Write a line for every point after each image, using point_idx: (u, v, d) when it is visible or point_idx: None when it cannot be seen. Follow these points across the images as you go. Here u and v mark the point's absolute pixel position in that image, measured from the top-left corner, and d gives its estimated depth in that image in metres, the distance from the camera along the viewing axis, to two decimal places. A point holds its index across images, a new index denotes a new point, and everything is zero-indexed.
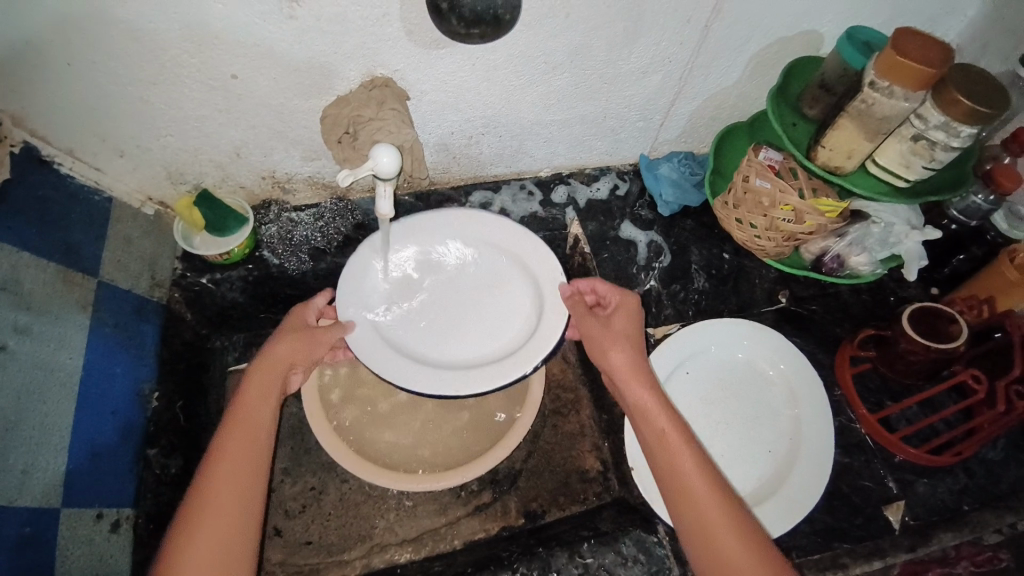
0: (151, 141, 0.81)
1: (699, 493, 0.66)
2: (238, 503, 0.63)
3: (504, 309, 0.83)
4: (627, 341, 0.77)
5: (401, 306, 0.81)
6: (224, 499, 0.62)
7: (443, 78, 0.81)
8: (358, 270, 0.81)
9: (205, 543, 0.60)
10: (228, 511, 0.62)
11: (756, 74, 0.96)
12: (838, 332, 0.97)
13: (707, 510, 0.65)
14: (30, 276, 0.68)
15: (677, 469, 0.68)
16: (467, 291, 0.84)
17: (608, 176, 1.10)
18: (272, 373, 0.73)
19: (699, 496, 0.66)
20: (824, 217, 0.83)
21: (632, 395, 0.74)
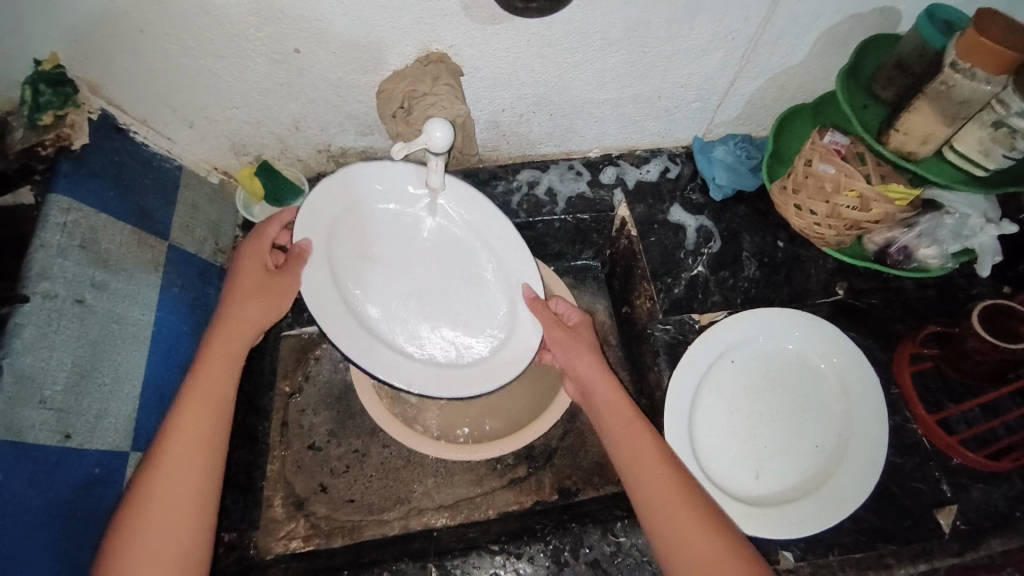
0: (217, 113, 0.85)
1: (653, 465, 0.69)
2: (198, 465, 0.63)
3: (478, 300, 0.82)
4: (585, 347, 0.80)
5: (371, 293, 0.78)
6: (183, 462, 0.62)
7: (497, 55, 0.81)
8: (312, 279, 0.73)
9: (181, 463, 0.62)
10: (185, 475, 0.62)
11: (825, 52, 0.91)
12: (898, 329, 0.93)
13: (665, 488, 0.68)
14: (108, 236, 0.73)
15: (635, 452, 0.71)
16: (428, 269, 0.80)
17: (659, 158, 1.08)
18: (235, 337, 0.71)
19: (653, 469, 0.69)
20: (893, 204, 0.78)
21: (602, 397, 0.76)
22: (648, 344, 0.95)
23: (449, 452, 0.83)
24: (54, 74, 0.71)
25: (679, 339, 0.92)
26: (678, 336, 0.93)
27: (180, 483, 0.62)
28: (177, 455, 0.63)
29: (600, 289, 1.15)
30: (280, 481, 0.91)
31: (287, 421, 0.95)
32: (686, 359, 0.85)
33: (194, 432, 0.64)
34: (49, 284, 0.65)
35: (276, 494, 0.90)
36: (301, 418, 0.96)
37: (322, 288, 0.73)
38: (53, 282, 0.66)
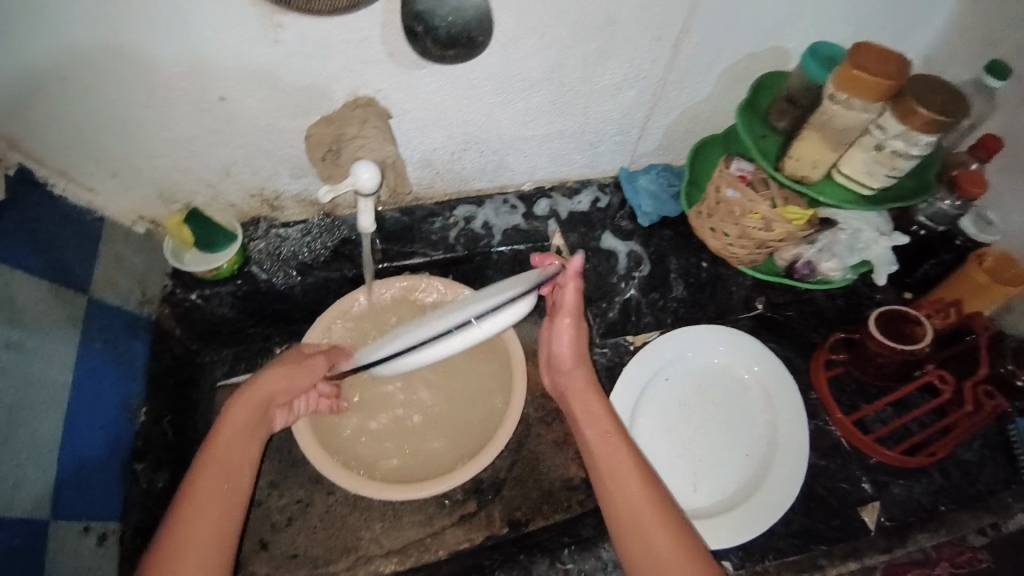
0: (142, 161, 0.83)
1: (629, 475, 0.74)
2: (212, 523, 0.68)
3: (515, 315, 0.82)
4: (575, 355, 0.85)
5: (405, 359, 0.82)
6: (200, 522, 0.68)
7: (425, 98, 0.85)
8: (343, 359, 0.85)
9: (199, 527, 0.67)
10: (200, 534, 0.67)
11: (729, 88, 0.99)
12: (814, 338, 1.00)
13: (645, 499, 0.72)
14: (23, 293, 0.70)
15: (617, 463, 0.76)
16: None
17: (590, 188, 1.13)
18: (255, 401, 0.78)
19: (631, 477, 0.74)
20: (792, 224, 0.86)
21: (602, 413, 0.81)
22: None
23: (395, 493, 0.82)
24: None
25: (617, 361, 0.96)
26: (615, 358, 0.97)
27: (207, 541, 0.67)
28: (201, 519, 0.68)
29: None
30: None
31: None
32: (621, 381, 0.89)
33: (212, 490, 0.70)
34: None
35: None
36: None
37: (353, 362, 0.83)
38: None
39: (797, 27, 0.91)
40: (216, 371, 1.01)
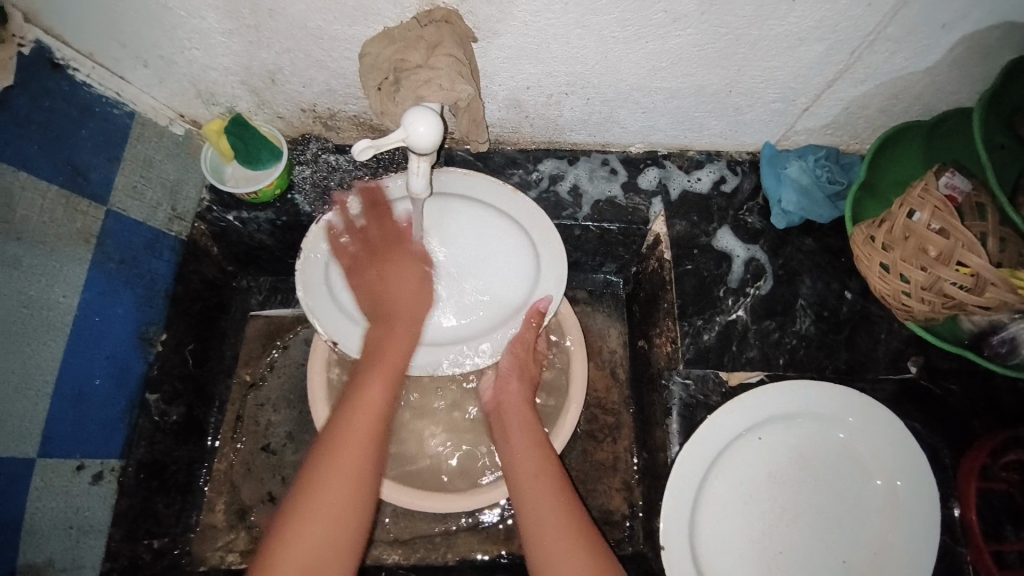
0: (175, 53, 0.69)
1: (527, 482, 0.65)
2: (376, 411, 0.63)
3: (493, 247, 0.72)
4: (521, 410, 0.71)
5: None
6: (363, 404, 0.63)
7: (524, 18, 0.62)
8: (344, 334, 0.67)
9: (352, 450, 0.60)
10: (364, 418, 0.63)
11: (967, 60, 0.68)
12: (974, 426, 0.75)
13: (537, 493, 0.64)
14: (26, 200, 0.61)
15: (512, 463, 0.67)
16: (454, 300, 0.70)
17: (715, 164, 0.88)
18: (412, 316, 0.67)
19: (522, 482, 0.65)
20: (1016, 296, 0.59)
21: (512, 419, 0.70)
22: (660, 396, 0.79)
23: (404, 494, 0.73)
24: None
25: (699, 400, 0.76)
26: (697, 396, 0.76)
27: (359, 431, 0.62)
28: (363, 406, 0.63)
29: (618, 311, 0.98)
30: (226, 484, 0.84)
31: (242, 416, 0.87)
32: (704, 432, 0.69)
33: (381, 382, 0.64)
34: None
35: (219, 498, 0.83)
36: (257, 413, 0.87)
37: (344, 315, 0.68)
38: None
39: None
40: (250, 300, 0.93)
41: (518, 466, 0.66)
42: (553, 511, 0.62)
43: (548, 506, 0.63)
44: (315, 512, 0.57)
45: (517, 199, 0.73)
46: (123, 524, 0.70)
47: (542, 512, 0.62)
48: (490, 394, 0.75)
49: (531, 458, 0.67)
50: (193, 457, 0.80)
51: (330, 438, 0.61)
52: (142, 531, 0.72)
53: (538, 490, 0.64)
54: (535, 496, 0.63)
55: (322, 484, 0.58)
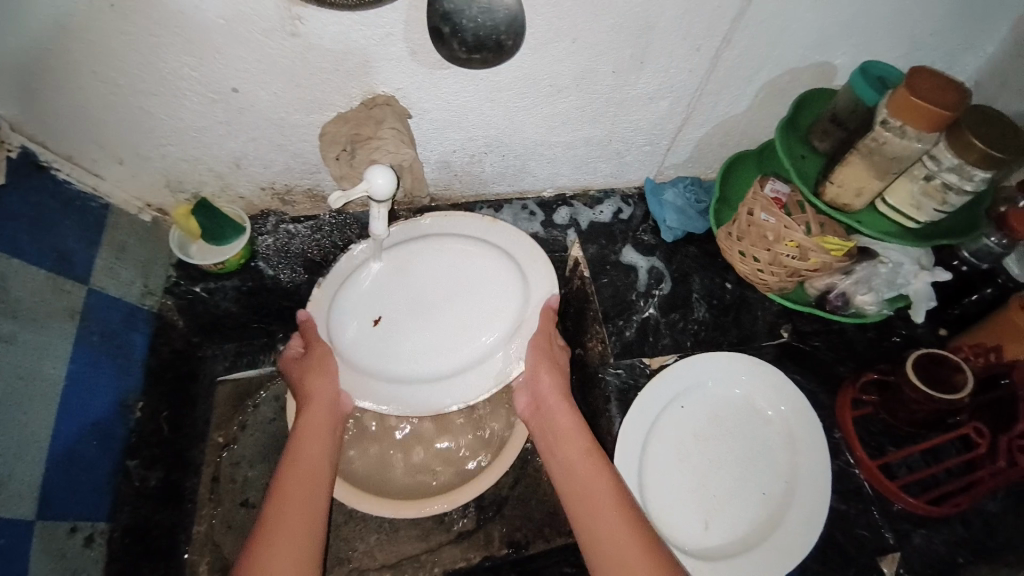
0: (150, 149, 0.80)
1: (579, 487, 0.71)
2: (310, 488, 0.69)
3: (482, 271, 0.82)
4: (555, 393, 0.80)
5: (393, 353, 0.78)
6: (299, 480, 0.70)
7: (447, 98, 0.80)
8: (358, 388, 0.77)
9: (294, 514, 0.66)
10: (302, 492, 0.69)
11: (769, 103, 0.95)
12: (841, 371, 0.95)
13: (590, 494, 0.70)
14: (19, 282, 0.67)
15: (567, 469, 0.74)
16: (467, 325, 0.80)
17: (612, 199, 1.09)
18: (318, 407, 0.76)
19: (581, 488, 0.71)
20: (830, 254, 0.81)
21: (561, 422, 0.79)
22: (600, 388, 0.93)
23: (369, 505, 0.80)
24: None
25: (630, 383, 0.91)
26: (628, 381, 0.91)
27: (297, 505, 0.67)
28: (299, 476, 0.70)
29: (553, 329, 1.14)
30: (207, 545, 0.88)
31: (219, 476, 0.94)
32: (635, 407, 0.83)
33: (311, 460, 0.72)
34: None
35: (203, 559, 0.87)
36: (234, 471, 0.96)
37: (354, 372, 0.77)
38: None
39: (844, 46, 0.86)
40: (218, 366, 1.00)
41: (572, 464, 0.74)
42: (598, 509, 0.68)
43: (599, 505, 0.68)
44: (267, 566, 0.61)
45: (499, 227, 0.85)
46: None
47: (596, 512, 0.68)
48: (525, 403, 0.85)
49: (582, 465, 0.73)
50: (174, 522, 0.85)
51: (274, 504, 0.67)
52: None
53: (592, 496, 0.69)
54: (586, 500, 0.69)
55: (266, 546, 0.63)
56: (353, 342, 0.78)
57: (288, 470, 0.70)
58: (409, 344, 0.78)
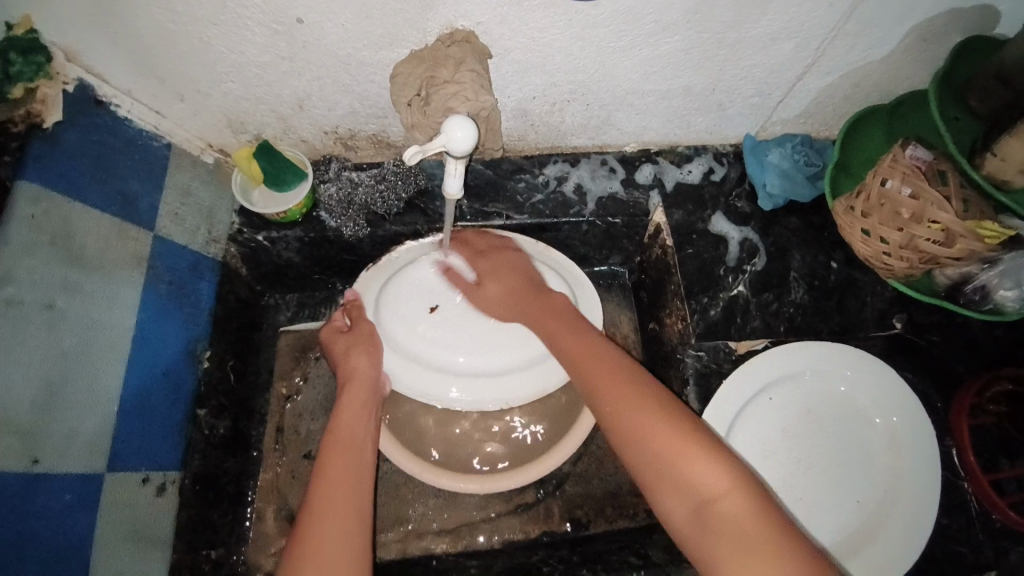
0: (211, 86, 0.74)
1: (649, 416, 0.61)
2: (353, 473, 0.66)
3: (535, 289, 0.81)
4: (508, 305, 0.76)
5: (445, 344, 0.77)
6: (340, 464, 0.66)
7: (533, 36, 0.70)
8: (403, 375, 0.76)
9: (341, 501, 0.63)
10: (343, 474, 0.65)
11: (917, 49, 0.78)
12: (960, 371, 0.83)
13: (660, 427, 0.60)
14: (84, 228, 0.65)
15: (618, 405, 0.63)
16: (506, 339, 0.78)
17: (704, 156, 0.96)
18: (361, 387, 0.73)
19: (649, 419, 0.60)
20: (982, 244, 0.70)
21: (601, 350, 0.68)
22: (678, 369, 0.87)
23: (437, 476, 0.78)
24: (27, 39, 0.63)
25: (712, 369, 0.82)
26: (710, 364, 0.83)
27: (343, 492, 0.63)
28: (341, 458, 0.66)
29: (625, 298, 1.07)
30: (273, 493, 0.89)
31: (283, 426, 0.92)
32: (721, 395, 0.76)
33: (352, 439, 0.69)
34: (14, 289, 0.58)
35: (269, 507, 0.88)
36: (298, 424, 0.93)
37: (404, 357, 0.76)
38: (19, 287, 0.58)
39: None
40: (279, 316, 0.99)
41: (617, 398, 0.63)
42: (666, 437, 0.59)
43: (664, 436, 0.59)
44: (320, 552, 0.58)
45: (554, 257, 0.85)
46: (186, 535, 0.74)
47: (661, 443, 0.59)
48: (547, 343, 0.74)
49: (636, 396, 0.62)
50: (240, 468, 0.86)
51: (320, 485, 0.64)
52: (202, 542, 0.76)
53: (655, 424, 0.60)
54: (656, 435, 0.59)
55: (316, 535, 0.60)
56: (406, 326, 0.78)
57: (331, 452, 0.67)
58: (446, 339, 0.77)
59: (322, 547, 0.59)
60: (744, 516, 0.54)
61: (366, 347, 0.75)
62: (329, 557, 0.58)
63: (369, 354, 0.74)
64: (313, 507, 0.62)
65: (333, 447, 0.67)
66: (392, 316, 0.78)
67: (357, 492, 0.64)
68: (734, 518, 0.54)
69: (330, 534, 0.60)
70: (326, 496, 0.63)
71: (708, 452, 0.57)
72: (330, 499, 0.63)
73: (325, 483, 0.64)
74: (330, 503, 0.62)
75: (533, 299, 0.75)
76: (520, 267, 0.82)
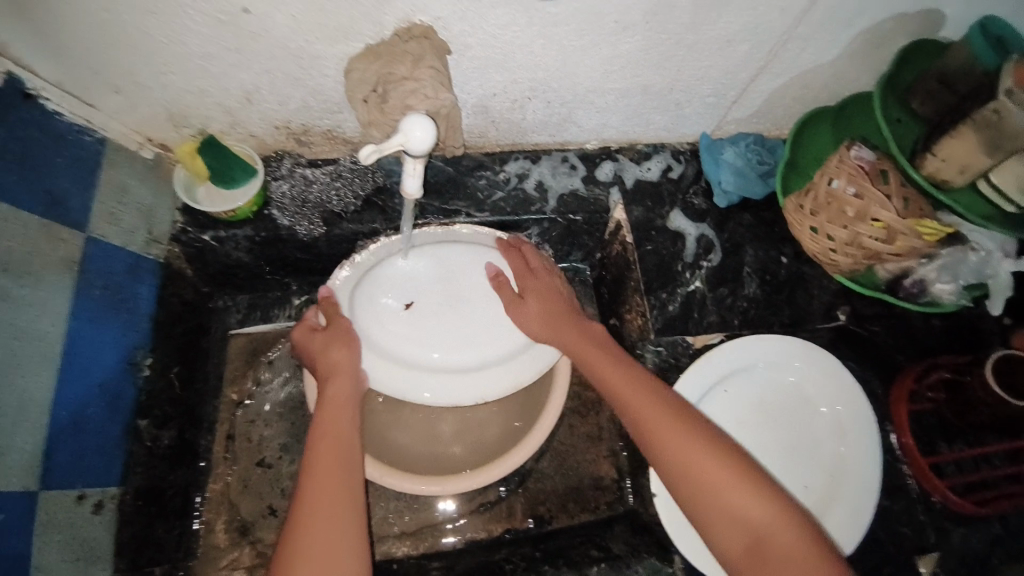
0: (149, 78, 0.69)
1: (706, 464, 0.61)
2: (342, 464, 0.65)
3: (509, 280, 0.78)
4: (545, 322, 0.76)
5: (423, 342, 0.74)
6: (325, 457, 0.65)
7: (493, 33, 0.68)
8: (384, 377, 0.73)
9: (329, 492, 0.63)
10: (330, 466, 0.65)
11: (861, 54, 0.82)
12: (899, 360, 0.88)
13: (718, 474, 0.60)
14: (9, 231, 0.60)
15: (683, 456, 0.62)
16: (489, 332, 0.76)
17: (661, 154, 0.98)
18: (344, 378, 0.72)
19: (702, 468, 0.61)
20: (921, 240, 0.73)
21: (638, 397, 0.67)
22: (638, 364, 0.88)
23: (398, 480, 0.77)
24: None
25: (670, 364, 0.85)
26: (669, 359, 0.85)
27: (332, 485, 0.63)
28: (327, 452, 0.66)
29: (587, 295, 1.09)
30: (224, 503, 0.86)
31: (234, 434, 0.89)
32: (678, 388, 0.78)
33: (336, 432, 0.68)
34: None
35: (219, 518, 0.85)
36: (250, 430, 0.90)
37: (381, 356, 0.73)
38: None
39: None
40: (229, 318, 0.95)
41: (678, 436, 0.63)
42: (716, 479, 0.60)
43: (713, 480, 0.60)
44: (312, 545, 0.58)
45: (525, 247, 0.83)
46: (128, 552, 0.70)
47: (715, 501, 0.59)
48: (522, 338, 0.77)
49: (700, 438, 0.63)
50: (188, 480, 0.82)
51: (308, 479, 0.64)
52: (146, 559, 0.72)
53: (717, 474, 0.60)
54: (700, 484, 0.60)
55: (307, 529, 0.60)
56: (381, 327, 0.74)
57: (318, 445, 0.67)
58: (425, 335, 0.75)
59: (313, 540, 0.59)
60: (805, 556, 0.55)
61: (341, 345, 0.73)
62: (318, 550, 0.58)
63: (345, 349, 0.72)
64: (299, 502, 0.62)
65: (318, 440, 0.67)
66: (368, 314, 0.75)
67: (345, 483, 0.64)
68: (784, 551, 0.56)
69: (320, 526, 0.60)
70: (314, 490, 0.63)
71: (761, 497, 0.58)
72: (318, 492, 0.62)
73: (311, 478, 0.64)
74: (318, 496, 0.62)
75: (493, 312, 0.76)
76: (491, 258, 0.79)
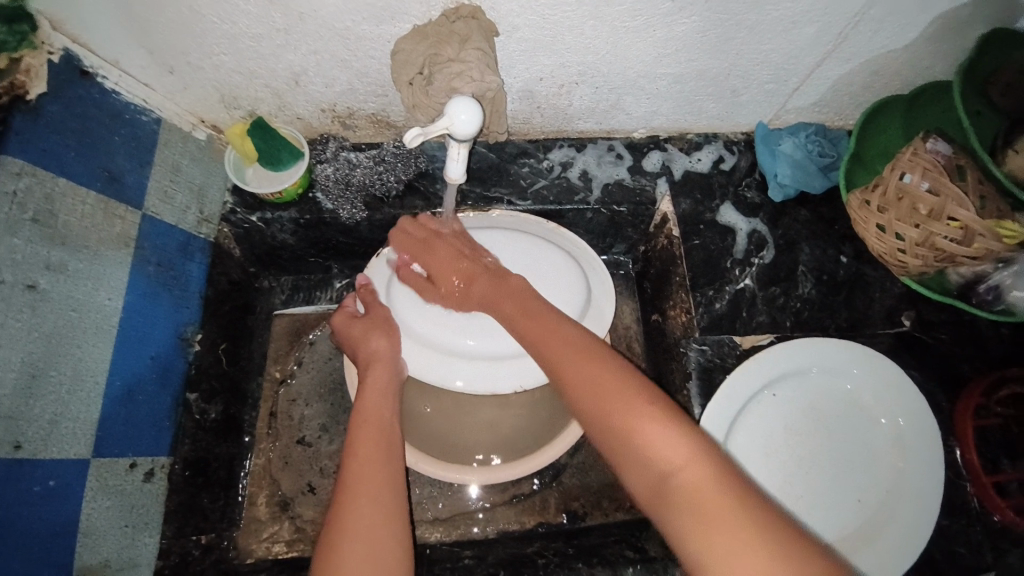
0: (202, 58, 0.71)
1: (611, 386, 0.58)
2: (383, 448, 0.66)
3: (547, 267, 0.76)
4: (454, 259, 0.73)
5: (457, 326, 0.72)
6: (367, 442, 0.66)
7: (541, 12, 0.66)
8: (420, 362, 0.71)
9: (371, 473, 0.63)
10: (370, 449, 0.66)
11: (942, 37, 0.75)
12: (966, 371, 0.82)
13: (623, 404, 0.57)
14: (69, 205, 0.62)
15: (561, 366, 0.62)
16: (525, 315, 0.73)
17: (713, 145, 0.93)
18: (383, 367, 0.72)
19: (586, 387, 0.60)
20: (1000, 243, 0.67)
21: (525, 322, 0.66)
22: (680, 363, 0.85)
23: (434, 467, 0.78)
24: (13, 8, 0.58)
25: (716, 363, 0.80)
26: (715, 359, 0.81)
27: (374, 469, 0.64)
28: (368, 435, 0.67)
29: (629, 290, 1.06)
30: (265, 478, 0.88)
31: (276, 411, 0.91)
32: (725, 391, 0.74)
33: (376, 416, 0.69)
34: None
35: (261, 492, 0.87)
36: (291, 409, 0.92)
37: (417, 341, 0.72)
38: None
39: None
40: (273, 300, 0.97)
41: (573, 360, 0.62)
42: (620, 406, 0.57)
43: (617, 407, 0.57)
44: (355, 522, 0.59)
45: (562, 236, 0.81)
46: (175, 521, 0.73)
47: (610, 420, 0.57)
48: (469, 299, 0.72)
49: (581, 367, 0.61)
50: (232, 453, 0.85)
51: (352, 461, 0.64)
52: (191, 527, 0.75)
53: (626, 401, 0.57)
54: (611, 407, 0.57)
55: (350, 510, 0.60)
56: (417, 311, 0.73)
57: (361, 428, 0.68)
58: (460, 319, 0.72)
59: (359, 519, 0.59)
60: (703, 484, 0.50)
61: (377, 329, 0.73)
62: (363, 529, 0.58)
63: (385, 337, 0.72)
64: (344, 485, 0.62)
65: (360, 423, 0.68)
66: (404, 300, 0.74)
67: (384, 465, 0.64)
68: (692, 488, 0.51)
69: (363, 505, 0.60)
70: (357, 471, 0.63)
71: (657, 421, 0.55)
72: (360, 473, 0.63)
73: (355, 461, 0.64)
74: (363, 478, 0.63)
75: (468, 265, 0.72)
76: (531, 245, 0.77)
